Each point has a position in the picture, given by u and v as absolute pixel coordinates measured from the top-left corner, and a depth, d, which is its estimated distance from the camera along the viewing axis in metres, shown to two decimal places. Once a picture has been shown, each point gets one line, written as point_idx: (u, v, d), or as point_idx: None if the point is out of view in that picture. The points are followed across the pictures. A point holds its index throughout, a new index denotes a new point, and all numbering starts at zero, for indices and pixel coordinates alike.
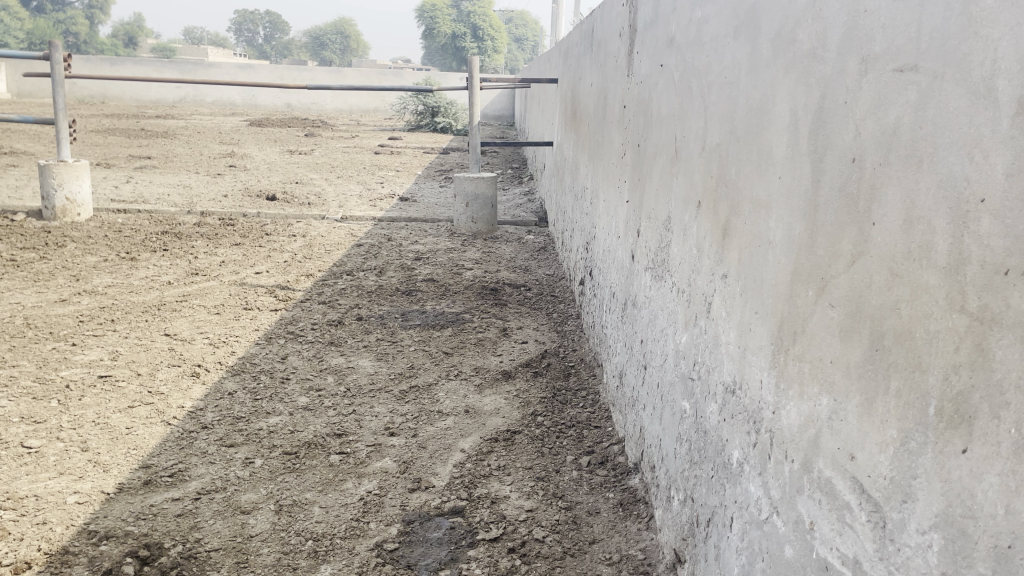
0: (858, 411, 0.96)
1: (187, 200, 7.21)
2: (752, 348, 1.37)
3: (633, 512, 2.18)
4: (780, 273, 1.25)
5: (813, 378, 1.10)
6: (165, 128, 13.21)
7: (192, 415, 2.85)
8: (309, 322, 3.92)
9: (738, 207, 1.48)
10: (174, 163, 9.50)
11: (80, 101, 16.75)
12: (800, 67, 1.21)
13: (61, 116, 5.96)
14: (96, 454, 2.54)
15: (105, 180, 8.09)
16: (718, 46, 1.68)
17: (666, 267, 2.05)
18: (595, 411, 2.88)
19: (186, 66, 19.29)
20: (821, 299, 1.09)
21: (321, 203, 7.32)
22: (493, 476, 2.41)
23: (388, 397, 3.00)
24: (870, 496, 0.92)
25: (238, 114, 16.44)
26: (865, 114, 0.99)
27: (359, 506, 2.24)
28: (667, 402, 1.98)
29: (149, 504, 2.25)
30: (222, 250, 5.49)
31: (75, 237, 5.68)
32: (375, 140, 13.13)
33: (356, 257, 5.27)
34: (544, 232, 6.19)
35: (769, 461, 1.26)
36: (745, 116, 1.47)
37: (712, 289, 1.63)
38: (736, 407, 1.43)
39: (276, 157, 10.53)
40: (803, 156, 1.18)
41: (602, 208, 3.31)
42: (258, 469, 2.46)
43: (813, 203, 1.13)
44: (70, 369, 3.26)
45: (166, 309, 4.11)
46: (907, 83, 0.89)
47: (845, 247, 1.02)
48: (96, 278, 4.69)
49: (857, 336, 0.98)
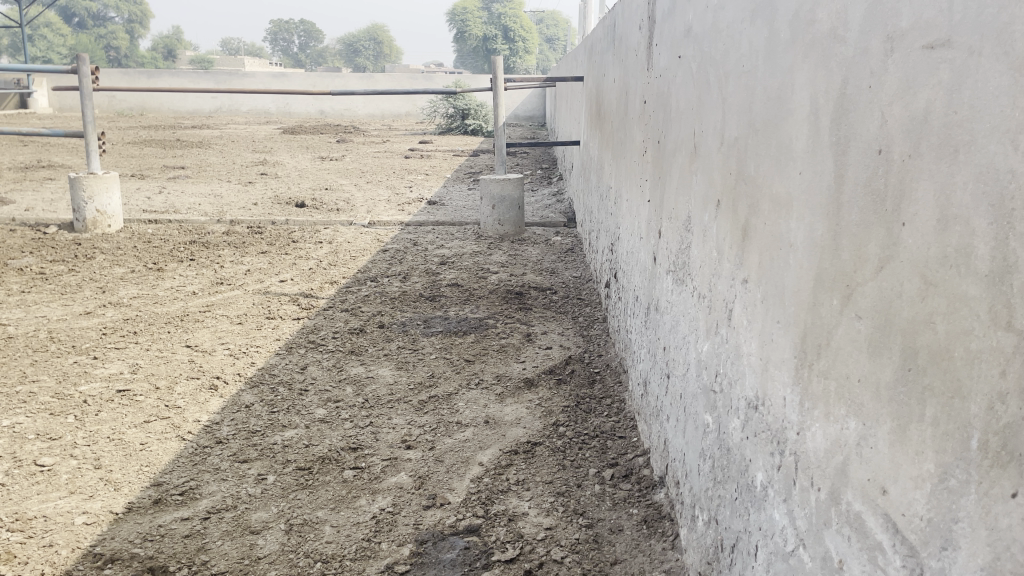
0: (890, 439, 0.84)
1: (217, 209, 7.23)
2: (775, 362, 1.24)
3: (658, 529, 2.06)
4: (802, 279, 1.13)
5: (839, 398, 0.98)
6: (200, 138, 13.36)
7: (207, 429, 2.79)
8: (330, 331, 3.85)
9: (758, 206, 1.36)
10: (206, 172, 9.57)
11: (120, 114, 17.05)
12: (821, 49, 1.09)
13: (89, 128, 5.97)
14: (108, 472, 2.49)
15: (138, 190, 8.15)
16: (734, 33, 1.56)
17: (688, 271, 1.93)
18: (619, 420, 2.76)
19: (220, 77, 19.58)
20: (846, 309, 0.97)
21: (349, 208, 7.28)
22: (511, 491, 2.30)
23: (407, 408, 2.92)
24: (905, 538, 0.80)
25: (273, 122, 16.58)
26: (892, 99, 0.87)
27: (371, 525, 2.15)
28: (690, 415, 1.86)
29: (157, 524, 2.19)
30: (248, 258, 5.47)
31: (105, 248, 5.70)
32: (405, 144, 13.09)
33: (380, 263, 5.21)
34: (573, 233, 6.07)
35: (794, 487, 1.13)
36: (764, 105, 1.35)
37: (733, 294, 1.51)
38: (759, 424, 1.31)
39: (307, 164, 10.56)
40: (825, 148, 1.06)
41: (625, 208, 3.18)
42: (271, 487, 2.38)
43: (836, 199, 1.01)
44: (89, 383, 3.22)
45: (189, 320, 4.08)
46: (939, 60, 0.77)
47: (872, 250, 0.90)
48: (122, 289, 4.68)
49: (887, 352, 0.86)
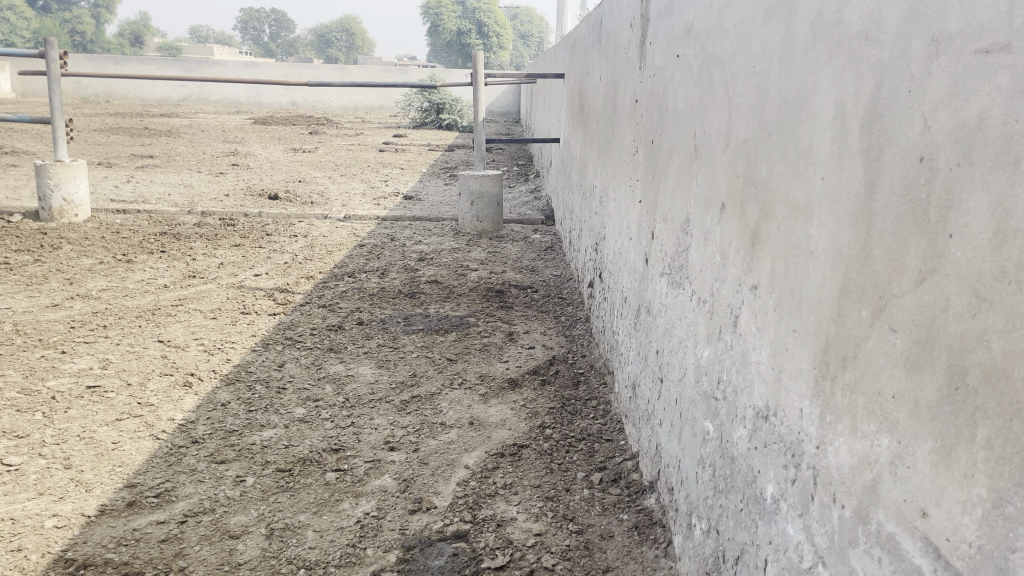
0: (932, 460, 0.81)
1: (187, 199, 7.07)
2: (790, 372, 1.21)
3: (649, 536, 2.03)
4: (824, 288, 1.09)
5: (868, 415, 0.95)
6: (169, 126, 13.09)
7: (182, 428, 2.70)
8: (308, 327, 3.77)
9: (771, 212, 1.33)
10: (176, 162, 9.37)
11: (86, 100, 16.67)
12: (849, 51, 1.05)
13: (57, 115, 5.79)
14: (79, 472, 2.40)
15: (105, 179, 7.95)
16: (743, 32, 1.52)
17: (685, 274, 1.90)
18: (606, 423, 2.72)
19: (189, 65, 19.25)
20: (878, 322, 0.93)
21: (323, 202, 7.17)
22: (499, 496, 2.26)
23: (389, 408, 2.85)
24: (949, 564, 0.77)
25: (244, 112, 16.31)
26: (936, 106, 0.83)
27: (356, 530, 2.09)
28: (687, 421, 1.82)
29: (132, 528, 2.10)
30: (221, 251, 5.35)
31: (72, 238, 5.53)
32: (379, 137, 12.95)
33: (357, 258, 5.12)
34: (551, 231, 6.03)
35: (812, 503, 1.10)
36: (778, 108, 1.31)
37: (739, 301, 1.47)
38: (770, 436, 1.28)
39: (280, 155, 10.39)
40: (854, 154, 1.02)
41: (612, 208, 3.15)
42: (250, 489, 2.31)
43: (867, 207, 0.98)
44: (57, 379, 3.11)
45: (161, 314, 3.97)
46: (997, 66, 0.74)
47: (910, 261, 0.87)
48: (90, 281, 4.55)
49: (929, 369, 0.82)
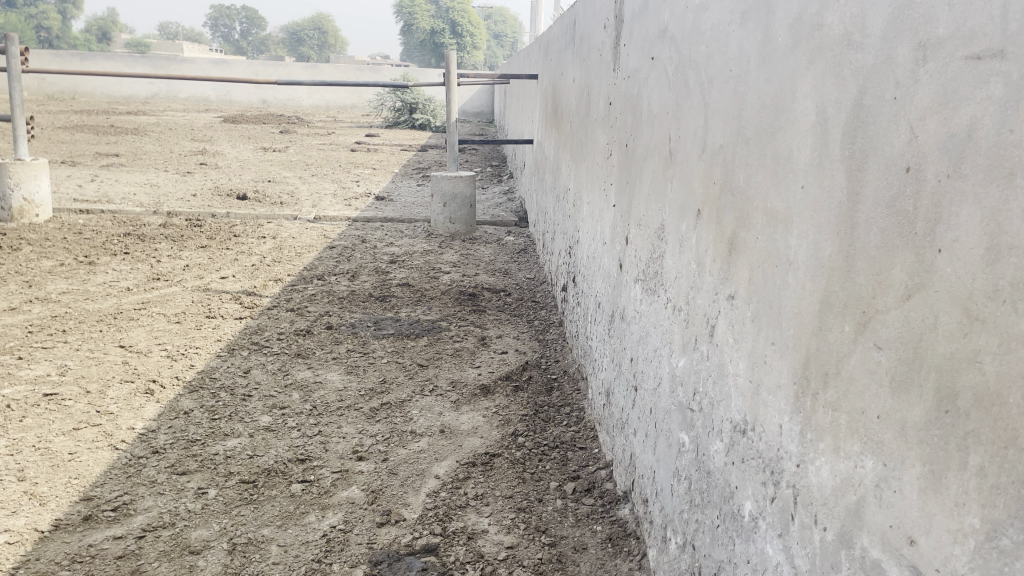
0: (919, 485, 0.77)
1: (153, 199, 6.93)
2: (768, 386, 1.17)
3: (623, 547, 1.98)
4: (805, 300, 1.05)
5: (851, 435, 0.91)
6: (135, 124, 12.87)
7: (142, 438, 2.61)
8: (275, 331, 3.69)
9: (749, 219, 1.29)
10: (142, 161, 9.20)
11: (50, 97, 16.36)
12: (830, 56, 1.01)
13: (18, 112, 5.63)
14: (33, 485, 2.31)
15: (68, 178, 7.78)
16: (720, 35, 1.48)
17: (660, 281, 1.86)
18: (580, 431, 2.68)
19: (156, 63, 18.97)
20: (862, 338, 0.90)
21: (294, 202, 7.06)
22: (470, 507, 2.20)
23: (357, 416, 2.79)
24: None
25: (213, 110, 16.09)
26: (924, 116, 0.80)
27: (322, 545, 2.03)
28: (662, 431, 1.78)
29: (88, 544, 2.02)
30: (186, 252, 5.24)
31: (32, 239, 5.39)
32: (351, 137, 12.84)
33: (327, 260, 5.04)
34: (525, 233, 5.98)
35: (792, 523, 1.06)
36: (756, 114, 1.27)
37: (716, 311, 1.43)
38: (748, 451, 1.24)
39: (249, 154, 10.24)
40: (835, 163, 0.98)
41: (585, 212, 3.10)
42: (212, 502, 2.23)
43: (849, 218, 0.94)
44: (13, 386, 3.01)
45: (123, 318, 3.87)
46: (990, 73, 0.71)
47: (896, 275, 0.83)
48: (50, 284, 4.42)
49: (917, 390, 0.79)
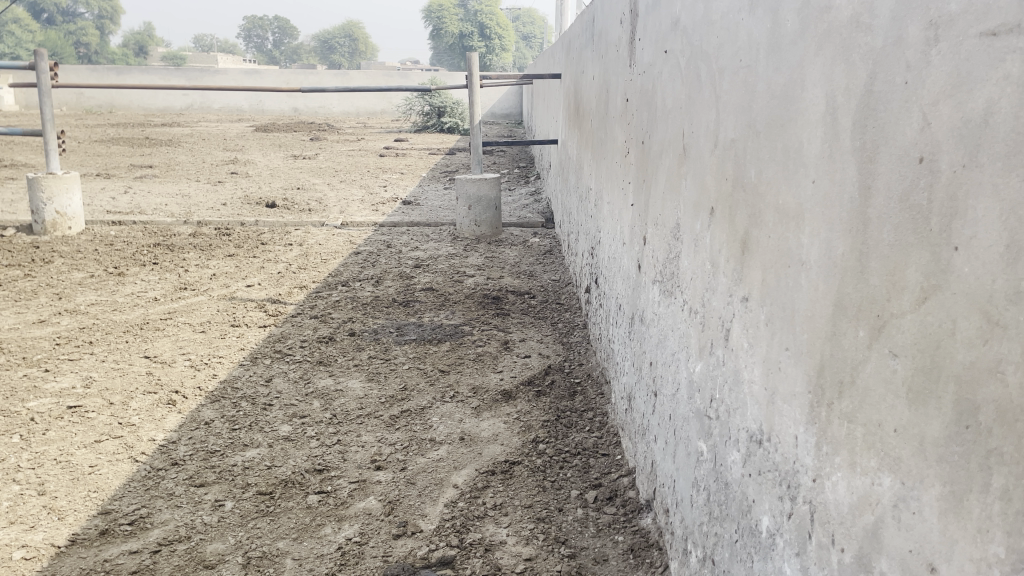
0: (939, 506, 0.70)
1: (183, 209, 6.99)
2: (783, 395, 1.10)
3: (645, 559, 1.91)
4: (817, 303, 0.98)
5: (868, 449, 0.84)
6: (169, 136, 13.06)
7: (162, 450, 2.60)
8: (298, 339, 3.68)
9: (760, 217, 1.22)
10: (175, 171, 9.31)
11: (89, 111, 16.69)
12: (839, 39, 0.94)
13: (48, 126, 5.71)
14: (52, 499, 2.31)
15: (103, 190, 7.88)
16: (730, 24, 1.41)
17: (676, 282, 1.79)
18: (602, 436, 2.61)
19: (191, 75, 19.25)
20: (876, 344, 0.83)
21: (321, 209, 7.08)
22: (488, 517, 2.15)
23: (377, 424, 2.75)
24: None
25: (246, 120, 16.27)
26: (937, 100, 0.72)
27: (336, 558, 1.99)
28: (680, 439, 1.71)
29: (103, 559, 2.01)
30: (214, 261, 5.26)
31: (64, 251, 5.46)
32: (380, 142, 12.88)
33: (352, 266, 5.03)
34: (551, 234, 5.92)
35: (809, 542, 0.99)
36: (765, 104, 1.20)
37: (730, 314, 1.36)
38: (764, 462, 1.17)
39: (279, 162, 10.31)
40: (846, 155, 0.91)
41: (606, 211, 3.03)
42: (228, 514, 2.21)
43: (861, 213, 0.87)
44: (38, 399, 3.02)
45: (150, 328, 3.88)
46: (1006, 50, 0.64)
47: (910, 276, 0.76)
48: (80, 295, 4.46)
49: (934, 402, 0.72)
